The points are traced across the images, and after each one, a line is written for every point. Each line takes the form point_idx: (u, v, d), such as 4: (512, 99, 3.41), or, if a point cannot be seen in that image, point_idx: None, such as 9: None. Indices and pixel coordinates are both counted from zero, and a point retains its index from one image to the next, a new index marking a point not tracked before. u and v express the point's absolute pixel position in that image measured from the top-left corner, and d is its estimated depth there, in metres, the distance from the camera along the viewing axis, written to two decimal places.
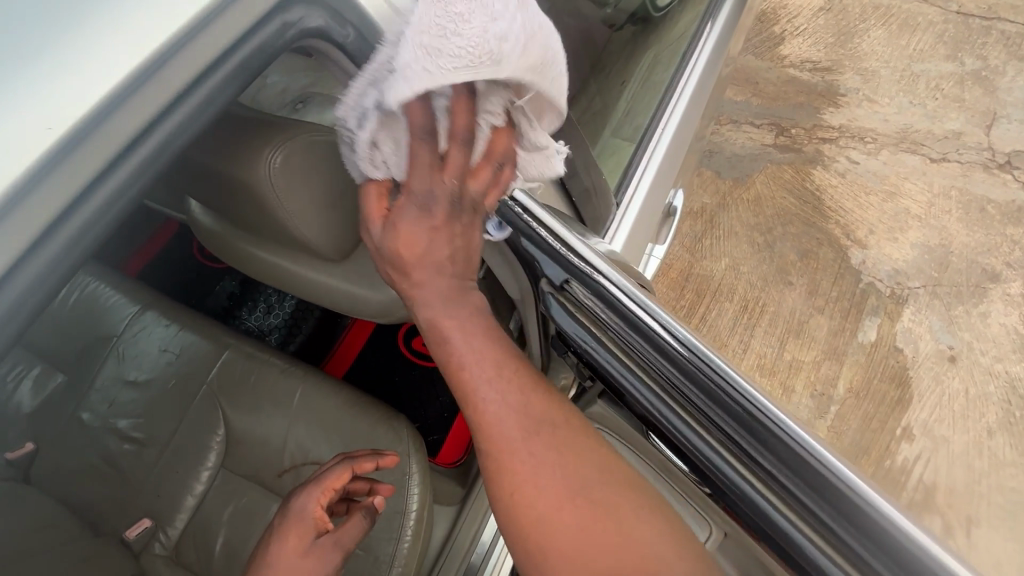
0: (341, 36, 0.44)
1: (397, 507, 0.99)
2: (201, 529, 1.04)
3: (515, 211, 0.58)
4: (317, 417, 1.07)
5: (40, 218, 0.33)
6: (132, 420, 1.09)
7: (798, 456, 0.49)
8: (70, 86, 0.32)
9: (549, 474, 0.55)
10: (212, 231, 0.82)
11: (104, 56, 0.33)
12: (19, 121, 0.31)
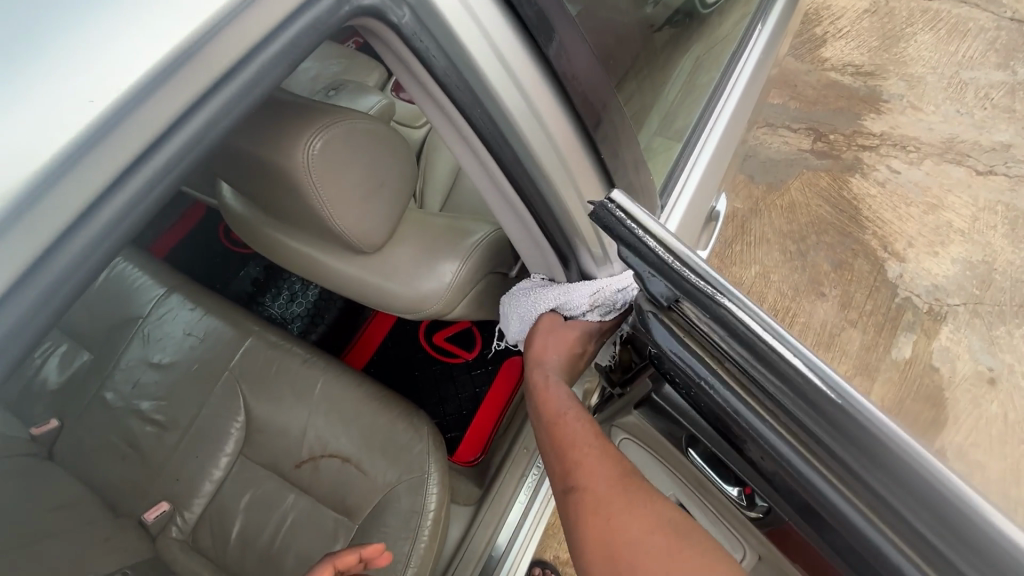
0: (396, 16, 0.42)
1: (414, 506, 0.97)
2: (218, 515, 1.04)
3: (614, 215, 0.53)
4: (337, 409, 1.06)
5: (84, 192, 0.32)
6: (154, 402, 1.09)
7: (937, 499, 0.43)
8: (113, 59, 0.30)
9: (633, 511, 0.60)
10: (244, 217, 0.80)
11: (151, 25, 0.31)
12: (62, 92, 0.29)
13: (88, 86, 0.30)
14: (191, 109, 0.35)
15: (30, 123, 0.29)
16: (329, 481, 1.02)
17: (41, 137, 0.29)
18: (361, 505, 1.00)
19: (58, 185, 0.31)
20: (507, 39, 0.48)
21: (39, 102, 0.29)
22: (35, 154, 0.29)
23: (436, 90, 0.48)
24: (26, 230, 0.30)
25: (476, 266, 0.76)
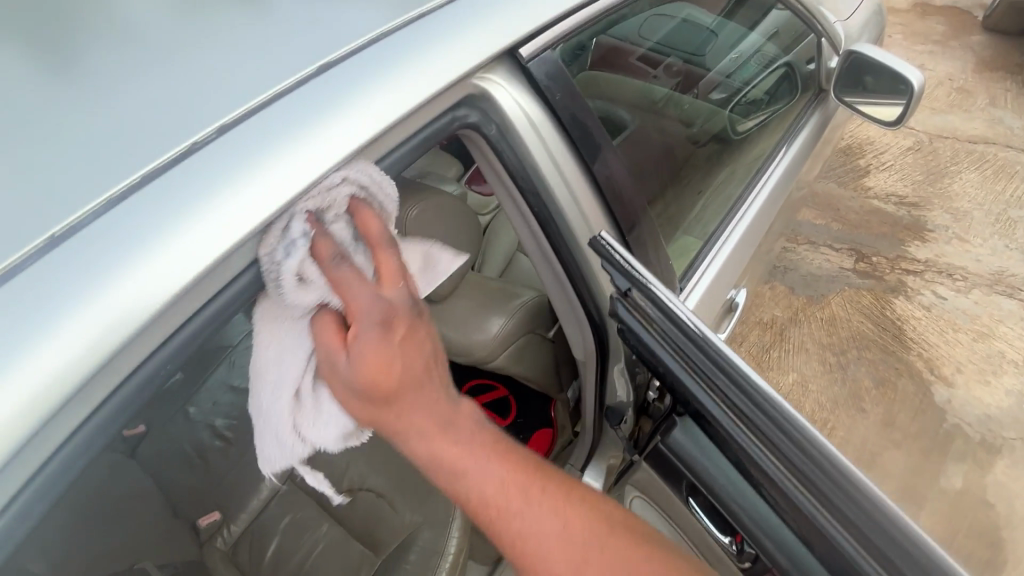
0: (486, 130, 0.60)
1: (436, 546, 1.03)
2: (258, 532, 1.14)
3: (602, 243, 0.65)
4: (380, 450, 1.16)
5: (270, 240, 0.45)
6: (227, 421, 1.22)
7: (841, 478, 0.53)
8: (321, 152, 0.46)
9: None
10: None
11: (349, 135, 0.47)
12: (285, 173, 0.44)
13: (300, 173, 0.44)
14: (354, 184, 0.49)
15: (261, 191, 0.43)
16: (364, 515, 1.10)
17: (258, 205, 0.42)
18: (387, 541, 1.07)
19: (261, 235, 0.44)
20: (562, 151, 0.67)
21: (270, 177, 0.43)
22: (255, 210, 0.42)
23: (508, 181, 0.65)
24: (231, 263, 0.43)
25: (519, 322, 0.90)
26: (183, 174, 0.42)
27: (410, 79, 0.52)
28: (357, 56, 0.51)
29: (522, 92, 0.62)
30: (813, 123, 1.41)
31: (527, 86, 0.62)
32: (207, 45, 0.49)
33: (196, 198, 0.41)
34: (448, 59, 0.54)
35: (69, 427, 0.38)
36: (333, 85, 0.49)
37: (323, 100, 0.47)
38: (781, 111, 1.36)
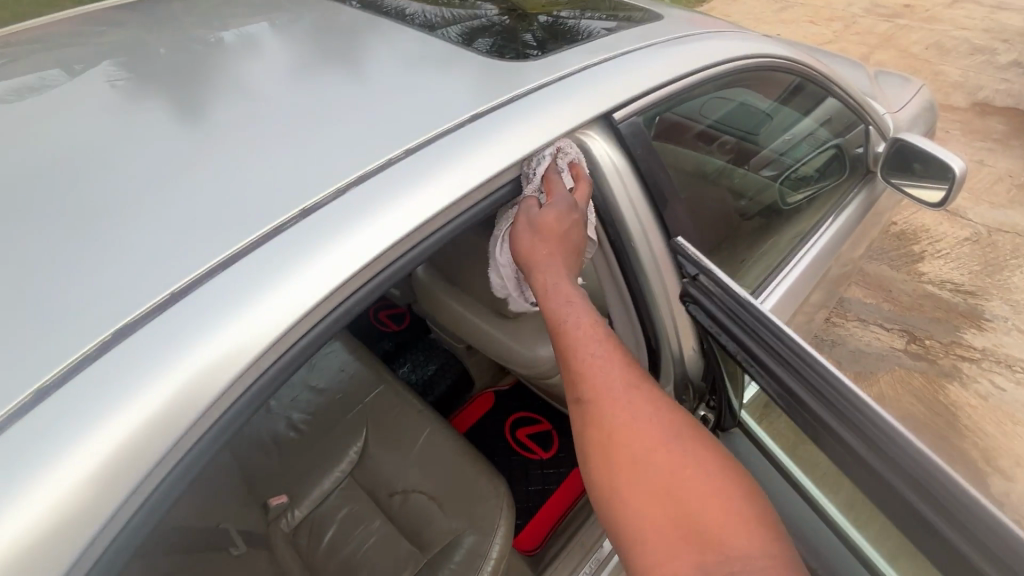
0: (581, 170, 0.80)
1: (480, 549, 1.11)
2: (318, 520, 1.24)
3: (679, 246, 0.86)
4: (433, 457, 1.28)
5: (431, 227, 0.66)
6: (304, 416, 1.35)
7: (857, 407, 0.63)
8: (469, 171, 0.69)
9: (705, 473, 0.62)
10: (427, 283, 1.14)
11: (488, 160, 0.70)
12: (447, 183, 0.67)
13: (458, 182, 0.67)
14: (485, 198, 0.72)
15: (434, 192, 0.66)
16: (413, 515, 1.21)
17: (430, 200, 0.65)
18: (433, 541, 1.16)
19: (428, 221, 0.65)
20: (637, 193, 0.85)
21: (439, 184, 0.66)
22: (429, 203, 0.65)
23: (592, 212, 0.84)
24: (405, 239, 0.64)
25: None
26: (385, 181, 0.65)
27: (530, 128, 0.74)
28: (496, 112, 0.75)
29: (610, 145, 0.83)
30: (859, 201, 1.51)
31: (614, 141, 0.83)
32: (397, 112, 0.74)
33: (393, 193, 0.64)
34: (555, 113, 0.77)
35: (190, 440, 0.51)
36: (480, 130, 0.72)
37: (473, 140, 0.71)
38: (828, 188, 1.47)
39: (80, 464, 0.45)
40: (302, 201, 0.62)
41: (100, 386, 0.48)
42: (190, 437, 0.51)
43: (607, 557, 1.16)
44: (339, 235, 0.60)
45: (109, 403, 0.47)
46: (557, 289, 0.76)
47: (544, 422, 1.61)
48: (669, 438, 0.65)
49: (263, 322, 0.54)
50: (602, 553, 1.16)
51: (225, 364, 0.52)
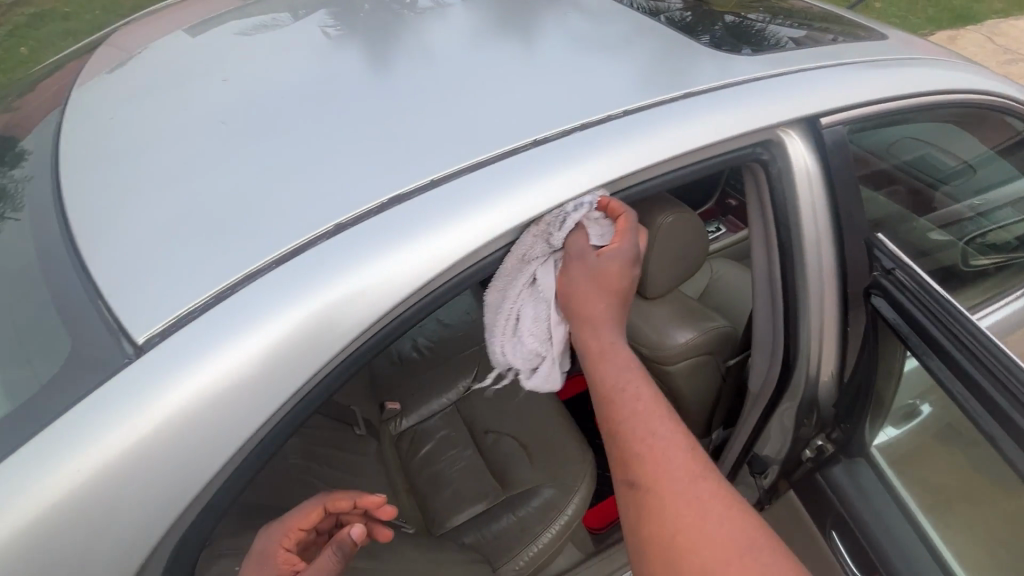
0: (772, 166, 0.84)
1: (557, 504, 1.18)
2: (419, 434, 1.40)
3: (880, 243, 0.87)
4: (531, 412, 1.37)
5: (624, 184, 0.75)
6: (427, 343, 1.54)
7: None
8: (668, 143, 0.76)
9: (718, 523, 0.64)
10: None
11: (689, 136, 0.77)
12: (647, 148, 0.75)
13: (657, 150, 0.76)
14: (677, 170, 0.78)
15: (635, 154, 0.75)
16: (502, 457, 1.31)
17: (630, 160, 0.74)
18: (515, 483, 1.25)
19: (622, 177, 0.74)
20: (819, 202, 0.87)
21: (640, 148, 0.75)
22: (627, 163, 0.74)
23: (769, 208, 0.88)
24: (601, 187, 0.74)
25: (704, 339, 1.09)
26: (597, 135, 0.75)
27: (734, 115, 0.80)
28: (706, 94, 0.81)
29: (808, 150, 0.85)
30: None
31: (813, 146, 0.85)
32: (609, 79, 0.83)
33: (603, 147, 0.74)
34: (761, 106, 0.81)
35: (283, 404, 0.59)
36: (689, 106, 0.79)
37: (680, 115, 0.78)
38: None
39: (293, 327, 0.59)
40: (529, 135, 0.74)
41: (203, 332, 0.57)
42: (334, 361, 0.61)
43: None
44: (553, 171, 0.71)
45: (212, 346, 0.56)
46: (597, 325, 0.77)
47: None
48: (677, 481, 0.66)
49: (489, 231, 0.68)
50: None
51: (462, 246, 0.66)
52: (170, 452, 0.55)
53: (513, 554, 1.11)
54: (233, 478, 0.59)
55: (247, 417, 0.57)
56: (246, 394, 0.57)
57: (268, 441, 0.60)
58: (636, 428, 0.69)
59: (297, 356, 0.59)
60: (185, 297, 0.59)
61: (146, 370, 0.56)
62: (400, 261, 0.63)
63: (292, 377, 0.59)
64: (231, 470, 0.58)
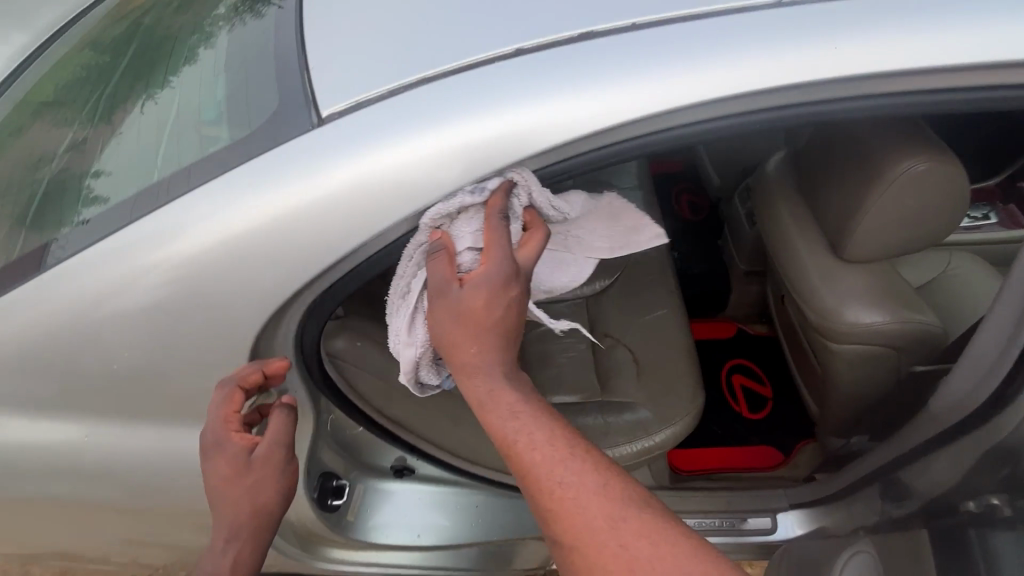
0: None
1: (646, 427, 1.16)
2: (543, 311, 1.43)
3: None
4: (657, 334, 1.30)
5: (866, 89, 0.61)
6: None
7: None
8: (949, 50, 0.59)
9: (653, 570, 0.53)
10: (772, 180, 1.05)
11: (982, 48, 0.59)
12: (917, 50, 0.59)
13: (930, 54, 0.59)
14: (945, 90, 0.62)
15: (898, 53, 0.59)
16: (612, 363, 1.30)
17: (888, 60, 0.59)
18: (615, 390, 1.24)
19: (867, 80, 0.60)
20: None
21: (910, 48, 0.59)
22: (883, 62, 0.59)
23: None
24: (832, 87, 0.61)
25: (896, 329, 0.90)
26: (854, 21, 0.60)
27: None
28: None
29: None
30: None
31: None
32: None
33: (857, 37, 0.60)
34: None
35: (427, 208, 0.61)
36: (999, 11, 0.60)
37: (981, 19, 0.60)
38: None
39: (451, 140, 0.60)
40: (760, 6, 0.62)
41: (374, 123, 0.61)
42: (483, 183, 0.61)
43: (742, 531, 1.19)
44: (778, 53, 0.60)
45: (378, 138, 0.61)
46: (475, 369, 0.61)
47: (766, 387, 1.53)
48: (592, 523, 0.55)
49: (675, 97, 0.60)
50: (740, 525, 1.20)
51: (639, 108, 0.60)
52: (327, 212, 0.61)
53: None
54: (370, 264, 0.65)
55: (389, 208, 0.61)
56: (400, 186, 0.61)
57: (404, 242, 0.64)
58: (541, 476, 0.57)
59: (452, 167, 0.60)
60: (366, 89, 0.63)
61: (321, 143, 0.62)
62: (576, 103, 0.60)
63: (441, 186, 0.61)
64: (368, 256, 0.64)
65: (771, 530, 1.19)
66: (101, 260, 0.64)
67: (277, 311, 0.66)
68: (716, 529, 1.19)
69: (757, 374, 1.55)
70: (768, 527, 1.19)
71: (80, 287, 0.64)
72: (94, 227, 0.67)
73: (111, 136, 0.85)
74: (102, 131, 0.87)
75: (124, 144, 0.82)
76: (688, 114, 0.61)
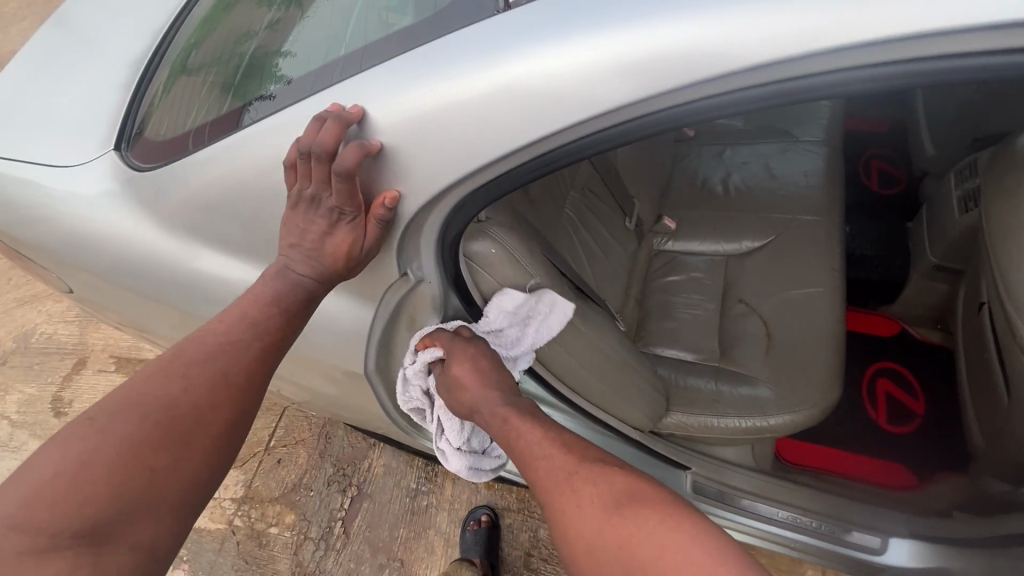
0: None
1: (764, 406, 1.07)
2: (674, 260, 1.34)
3: None
4: (803, 312, 1.16)
5: None
6: (739, 183, 1.37)
7: None
8: None
9: (596, 502, 0.60)
10: (1021, 167, 0.86)
11: None
12: None
13: None
14: None
15: None
16: (739, 330, 1.20)
17: None
18: (738, 360, 1.15)
19: None
20: None
21: None
22: None
23: None
24: None
25: None
26: None
27: None
28: None
29: None
30: None
31: None
32: None
33: None
34: None
35: (594, 115, 0.57)
36: None
37: None
38: None
39: (640, 37, 0.53)
40: None
41: (560, 13, 0.56)
42: (663, 98, 0.55)
43: (842, 543, 1.08)
44: None
45: (560, 28, 0.55)
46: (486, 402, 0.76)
47: (918, 402, 1.32)
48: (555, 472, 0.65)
49: (945, 13, 0.47)
50: (842, 537, 1.09)
51: (892, 16, 0.48)
52: (484, 113, 0.59)
53: (693, 412, 1.08)
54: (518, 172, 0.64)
55: (555, 110, 0.57)
56: (562, 92, 0.56)
57: (554, 155, 0.62)
58: (524, 450, 0.70)
59: (625, 78, 0.54)
60: None
61: (501, 30, 0.59)
62: (797, 13, 0.49)
63: (609, 97, 0.55)
64: (519, 162, 0.62)
65: (877, 552, 1.07)
66: (289, 128, 0.70)
67: (424, 208, 0.66)
68: (811, 532, 1.10)
69: (911, 386, 1.34)
70: (874, 548, 1.07)
71: (272, 150, 0.71)
72: (285, 99, 0.74)
73: (300, 17, 0.90)
74: (293, 12, 0.92)
75: (312, 27, 0.85)
76: (954, 40, 0.49)
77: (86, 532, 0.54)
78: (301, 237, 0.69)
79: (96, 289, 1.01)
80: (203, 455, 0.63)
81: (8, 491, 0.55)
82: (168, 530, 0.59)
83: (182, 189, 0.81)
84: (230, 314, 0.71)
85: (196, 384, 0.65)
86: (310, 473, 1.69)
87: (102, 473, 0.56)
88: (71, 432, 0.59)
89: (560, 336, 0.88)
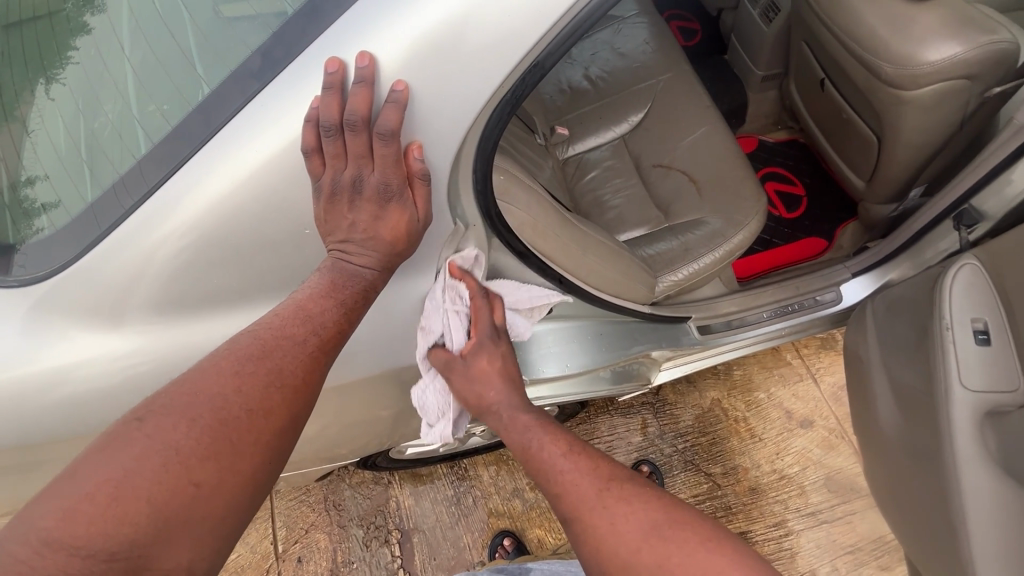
0: None
1: (722, 232, 1.22)
2: (583, 161, 1.40)
3: None
4: (704, 149, 1.32)
5: None
6: (600, 72, 1.46)
7: None
8: None
9: (632, 527, 0.57)
10: None
11: None
12: None
13: None
14: None
15: None
16: (668, 188, 1.32)
17: None
18: (683, 211, 1.28)
19: None
20: None
21: None
22: None
23: None
24: None
25: (965, 60, 0.95)
26: None
27: None
28: None
29: None
30: None
31: None
32: None
33: None
34: None
35: None
36: None
37: None
38: None
39: None
40: None
41: None
42: None
43: (816, 308, 1.29)
44: None
45: None
46: (506, 415, 0.71)
47: (798, 187, 1.59)
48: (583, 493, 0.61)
49: None
50: (814, 303, 1.29)
51: None
52: (494, 18, 0.51)
53: (676, 267, 1.18)
54: (547, 56, 0.56)
55: None
56: None
57: (578, 21, 0.54)
58: (546, 470, 0.64)
59: None
60: None
61: None
62: None
63: None
64: (525, 69, 0.56)
65: (841, 299, 1.29)
66: (217, 141, 0.56)
67: (458, 151, 0.60)
68: (797, 313, 1.28)
69: (788, 177, 1.60)
70: (836, 298, 1.29)
71: (199, 174, 0.56)
72: (64, 247, 0.61)
73: (70, 43, 0.66)
74: (52, 43, 0.68)
75: (47, 127, 0.66)
76: None
77: (120, 555, 0.44)
78: (347, 228, 0.60)
79: (6, 482, 0.73)
80: (250, 470, 0.52)
81: (42, 504, 0.45)
82: (210, 553, 0.49)
83: (101, 278, 0.60)
84: (282, 308, 0.59)
85: (250, 386, 0.54)
86: (341, 548, 1.50)
87: (139, 492, 0.46)
88: (115, 436, 0.49)
89: (576, 241, 0.86)
